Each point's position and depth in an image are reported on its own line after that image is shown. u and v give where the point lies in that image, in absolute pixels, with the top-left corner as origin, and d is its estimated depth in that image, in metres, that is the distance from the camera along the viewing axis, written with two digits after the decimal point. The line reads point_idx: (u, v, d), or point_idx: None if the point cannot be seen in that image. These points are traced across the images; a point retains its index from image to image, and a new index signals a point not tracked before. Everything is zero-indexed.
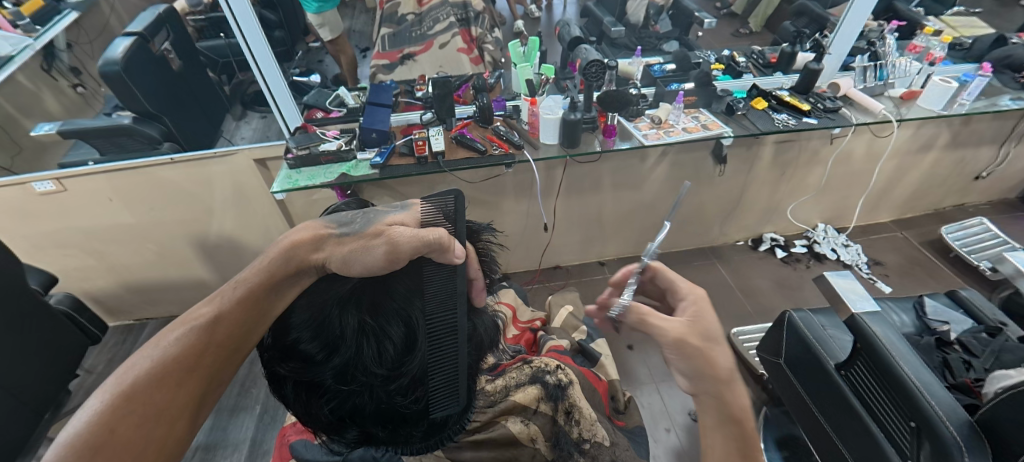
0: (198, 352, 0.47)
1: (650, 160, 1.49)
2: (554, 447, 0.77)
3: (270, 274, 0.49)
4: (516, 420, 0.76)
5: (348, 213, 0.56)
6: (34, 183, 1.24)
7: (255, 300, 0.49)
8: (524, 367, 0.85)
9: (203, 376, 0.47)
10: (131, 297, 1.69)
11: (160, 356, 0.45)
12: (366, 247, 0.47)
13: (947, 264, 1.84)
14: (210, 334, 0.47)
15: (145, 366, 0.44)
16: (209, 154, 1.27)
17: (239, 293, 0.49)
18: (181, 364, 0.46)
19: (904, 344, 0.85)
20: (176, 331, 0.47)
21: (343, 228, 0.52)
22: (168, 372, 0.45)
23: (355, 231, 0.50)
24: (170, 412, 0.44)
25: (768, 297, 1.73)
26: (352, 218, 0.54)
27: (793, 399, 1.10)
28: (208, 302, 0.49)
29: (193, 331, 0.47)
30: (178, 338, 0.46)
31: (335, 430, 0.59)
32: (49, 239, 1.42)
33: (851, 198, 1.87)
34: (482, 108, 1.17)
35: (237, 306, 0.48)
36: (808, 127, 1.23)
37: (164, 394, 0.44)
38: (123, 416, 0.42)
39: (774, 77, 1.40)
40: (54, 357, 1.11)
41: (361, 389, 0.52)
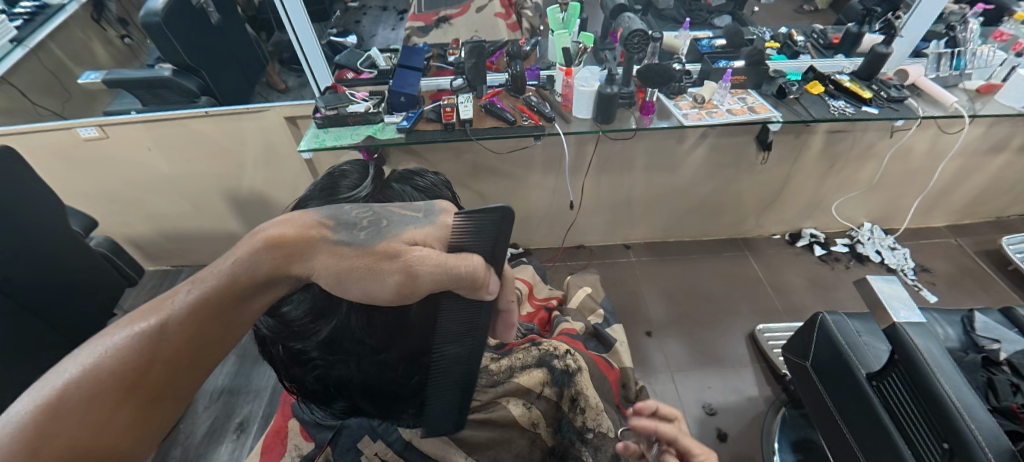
0: (142, 362, 0.43)
1: (688, 142, 1.42)
2: (555, 433, 0.78)
3: (235, 281, 0.45)
4: (519, 403, 0.78)
5: (349, 206, 0.48)
6: (78, 129, 1.29)
7: (212, 308, 0.45)
8: (533, 350, 0.87)
9: (148, 386, 0.44)
10: (167, 244, 1.77)
11: (91, 365, 0.42)
12: (376, 273, 0.44)
13: (1004, 278, 1.70)
14: (159, 344, 0.44)
15: (75, 375, 0.41)
16: (242, 109, 1.28)
17: (192, 298, 0.45)
18: (126, 371, 0.43)
19: (946, 359, 0.78)
20: (118, 335, 0.43)
21: (343, 231, 0.46)
22: (102, 386, 0.42)
23: (360, 244, 0.45)
24: (101, 431, 0.42)
25: (800, 295, 1.65)
26: (359, 217, 0.47)
27: (814, 404, 1.05)
28: (158, 304, 0.45)
29: (137, 337, 0.43)
30: (119, 345, 0.43)
31: (323, 399, 0.61)
32: (93, 184, 1.49)
33: (904, 198, 1.73)
34: (515, 76, 1.12)
35: (190, 312, 0.44)
36: (866, 117, 1.12)
37: (95, 408, 0.41)
38: (56, 422, 0.40)
39: (835, 60, 1.28)
40: (93, 296, 1.18)
41: (349, 361, 0.54)
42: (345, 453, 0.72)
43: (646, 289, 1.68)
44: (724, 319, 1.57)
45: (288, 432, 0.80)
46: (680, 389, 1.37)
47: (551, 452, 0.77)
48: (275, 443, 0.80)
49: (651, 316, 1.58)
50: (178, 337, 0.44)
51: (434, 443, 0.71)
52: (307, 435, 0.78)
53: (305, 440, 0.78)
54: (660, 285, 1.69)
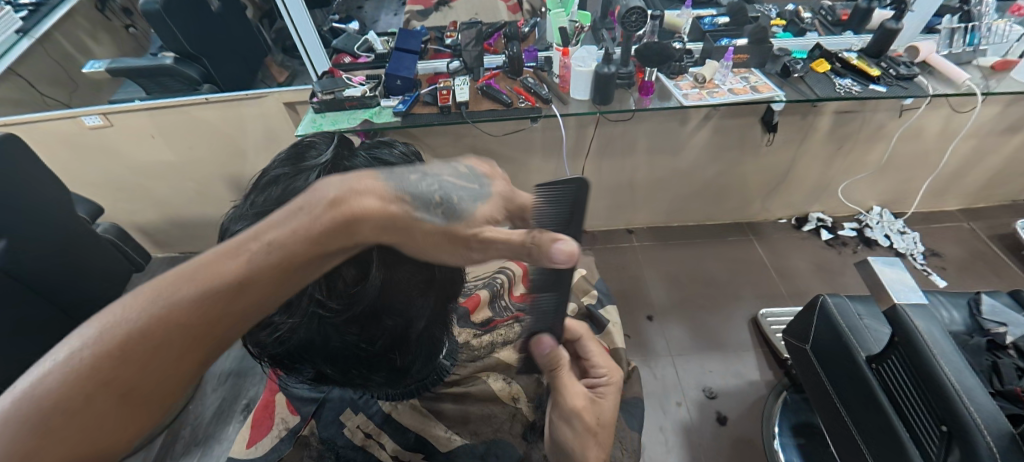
0: (200, 337, 0.38)
1: (691, 124, 1.39)
2: (537, 409, 0.78)
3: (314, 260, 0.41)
4: (499, 379, 0.81)
5: (414, 177, 0.44)
6: (83, 117, 1.31)
7: (289, 279, 0.40)
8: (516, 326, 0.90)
9: (199, 358, 0.40)
10: (175, 231, 1.80)
11: (153, 326, 0.37)
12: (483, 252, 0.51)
13: (1017, 262, 1.65)
14: (221, 321, 0.39)
15: (134, 328, 0.36)
16: (241, 95, 1.29)
17: (269, 262, 0.39)
18: (180, 343, 0.38)
19: (947, 341, 0.74)
20: (188, 289, 0.37)
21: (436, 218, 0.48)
22: (158, 354, 0.37)
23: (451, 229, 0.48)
24: (144, 391, 0.38)
25: (806, 279, 1.63)
26: (430, 192, 0.43)
27: (813, 387, 1.03)
28: (222, 259, 0.38)
29: (203, 311, 0.38)
30: (186, 299, 0.37)
31: (289, 364, 0.62)
32: (100, 171, 1.51)
33: (915, 181, 1.69)
34: (511, 58, 1.11)
35: (267, 287, 0.39)
36: (873, 96, 1.08)
37: (138, 365, 0.37)
38: (102, 384, 0.36)
39: (844, 37, 1.24)
40: (101, 282, 1.20)
41: (306, 323, 0.53)
42: (329, 425, 0.74)
43: (648, 274, 1.67)
44: (726, 304, 1.56)
45: (275, 405, 0.81)
46: (680, 373, 1.37)
47: (533, 428, 0.76)
48: (264, 417, 0.81)
49: (653, 300, 1.58)
50: (234, 308, 0.39)
51: (412, 415, 0.75)
52: (292, 408, 0.79)
53: (292, 413, 0.79)
54: (663, 269, 1.68)
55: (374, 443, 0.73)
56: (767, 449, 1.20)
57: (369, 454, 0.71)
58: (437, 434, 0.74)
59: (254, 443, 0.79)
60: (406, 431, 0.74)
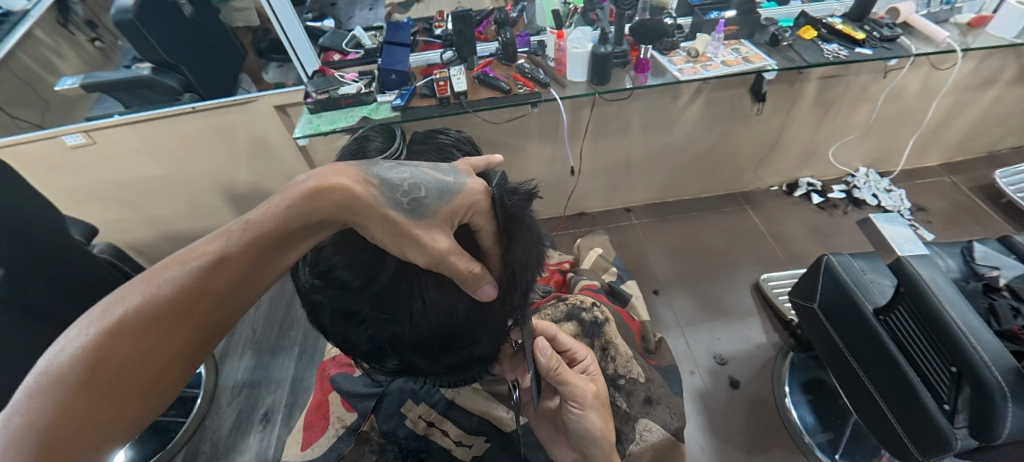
0: (195, 294, 0.42)
1: (683, 98, 1.41)
2: None
3: (289, 221, 0.44)
4: None
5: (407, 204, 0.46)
6: (64, 136, 1.26)
7: (268, 246, 0.44)
8: (560, 305, 0.92)
9: (192, 325, 0.43)
10: (168, 246, 1.76)
11: (151, 296, 0.41)
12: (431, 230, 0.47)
13: (998, 211, 1.72)
14: (213, 275, 0.43)
15: (132, 308, 0.40)
16: (228, 102, 1.26)
17: (246, 241, 0.44)
18: (174, 305, 0.41)
19: (950, 287, 0.78)
20: (174, 269, 0.42)
21: (387, 192, 0.46)
22: (166, 314, 0.41)
23: (404, 211, 0.45)
24: (143, 371, 0.40)
25: (800, 243, 1.68)
26: (400, 179, 0.47)
27: (823, 343, 1.07)
28: (207, 242, 0.44)
29: (192, 271, 0.42)
30: (175, 280, 0.41)
31: (376, 358, 0.62)
32: (87, 192, 1.47)
33: (898, 139, 1.75)
34: (504, 44, 1.11)
35: (245, 249, 0.44)
36: (860, 59, 1.10)
37: (148, 338, 0.40)
38: (107, 354, 0.38)
39: (826, 3, 1.27)
40: None
41: (399, 316, 0.54)
42: (389, 418, 0.76)
43: (650, 251, 1.70)
44: (727, 272, 1.61)
45: (329, 406, 0.84)
46: (691, 343, 1.41)
47: None
48: (318, 418, 0.84)
49: (657, 275, 1.61)
50: (228, 275, 0.43)
51: (476, 396, 0.80)
52: (349, 406, 0.82)
53: (348, 410, 0.82)
54: (664, 245, 1.71)
55: (437, 430, 0.76)
56: (779, 407, 1.25)
57: (432, 442, 0.75)
58: (499, 415, 0.78)
59: (309, 445, 0.80)
60: (470, 414, 0.78)
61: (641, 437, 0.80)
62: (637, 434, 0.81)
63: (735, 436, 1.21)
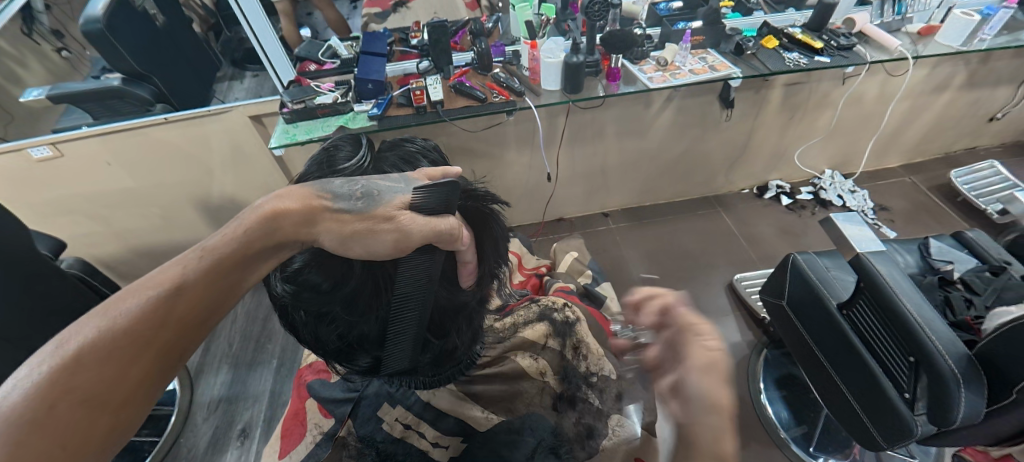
0: (160, 320, 0.44)
1: (655, 106, 1.45)
2: (564, 380, 0.85)
3: (246, 246, 0.48)
4: (526, 356, 0.84)
5: (359, 202, 0.53)
6: (30, 149, 1.22)
7: (223, 273, 0.48)
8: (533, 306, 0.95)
9: (155, 352, 0.44)
10: (140, 260, 1.72)
11: (110, 327, 0.42)
12: (372, 233, 0.51)
13: (955, 208, 1.82)
14: (174, 303, 0.45)
15: (89, 340, 0.40)
16: (201, 112, 1.24)
17: (204, 267, 0.47)
18: (136, 334, 0.43)
19: (906, 281, 0.83)
20: (132, 301, 0.43)
21: (341, 201, 0.53)
22: (126, 344, 0.42)
23: (359, 211, 0.52)
24: (102, 404, 0.40)
25: (771, 243, 1.74)
26: (353, 189, 0.54)
27: (794, 339, 1.10)
28: (164, 271, 0.46)
29: (152, 299, 0.44)
30: (133, 310, 0.43)
31: (347, 358, 0.66)
32: (53, 207, 1.42)
33: (860, 142, 1.83)
34: (480, 54, 1.13)
35: (204, 276, 0.47)
36: (819, 67, 1.16)
37: (110, 369, 0.41)
38: (65, 389, 0.38)
39: (787, 14, 1.33)
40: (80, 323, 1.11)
41: (367, 316, 0.60)
42: (367, 422, 0.76)
43: (627, 254, 1.73)
44: (702, 273, 1.65)
45: (306, 413, 0.84)
46: None
47: (560, 398, 0.83)
48: (296, 427, 0.83)
49: (635, 278, 1.64)
50: (188, 300, 0.46)
51: (449, 398, 0.78)
52: (326, 412, 0.81)
53: (326, 416, 0.81)
54: (641, 248, 1.75)
55: (414, 432, 0.76)
56: (755, 404, 1.28)
57: (409, 444, 0.75)
58: (474, 415, 0.78)
59: (286, 453, 0.80)
60: (445, 415, 0.77)
61: (614, 433, 0.82)
62: (609, 430, 0.83)
63: None
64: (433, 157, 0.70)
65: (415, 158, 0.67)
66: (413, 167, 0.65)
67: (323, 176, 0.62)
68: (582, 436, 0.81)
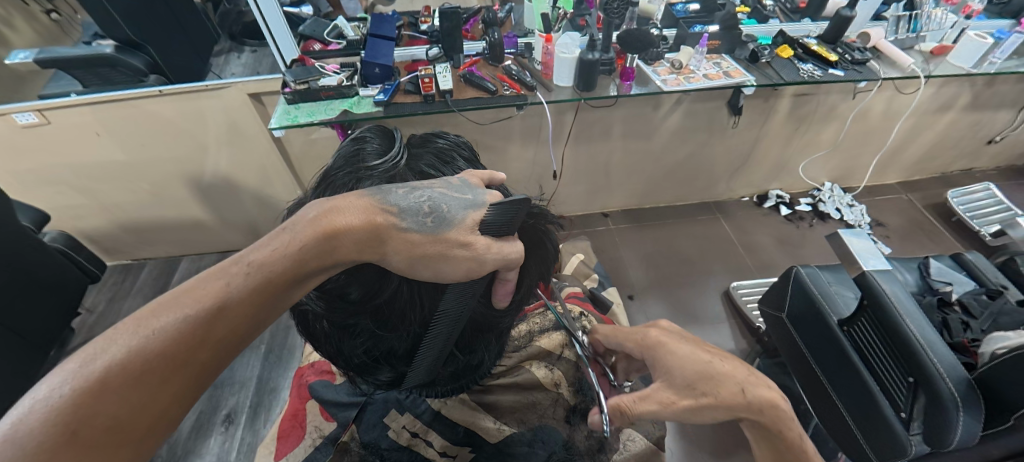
0: (198, 340, 0.37)
1: (664, 108, 1.43)
2: (578, 392, 0.82)
3: (299, 261, 0.43)
4: (541, 366, 0.83)
5: (429, 219, 0.48)
6: (14, 114, 1.16)
7: (274, 289, 0.42)
8: (548, 314, 0.96)
9: (190, 375, 0.37)
10: (127, 237, 1.67)
11: (145, 346, 0.34)
12: (445, 257, 0.49)
13: (949, 228, 1.84)
14: (217, 321, 0.38)
15: (121, 358, 0.33)
16: (198, 86, 1.19)
17: (250, 286, 0.40)
18: (172, 355, 0.36)
19: (911, 302, 0.82)
20: (171, 316, 0.36)
21: (408, 217, 0.48)
22: (162, 367, 0.35)
23: (430, 232, 0.48)
24: (125, 435, 0.34)
25: (769, 252, 1.74)
26: (419, 202, 0.49)
27: (790, 350, 1.10)
28: (207, 285, 0.38)
29: (193, 316, 0.37)
30: (171, 327, 0.36)
31: (368, 372, 0.67)
32: (38, 176, 1.37)
33: (862, 157, 1.84)
34: (492, 45, 1.10)
35: (251, 293, 0.40)
36: (832, 80, 1.15)
37: (142, 394, 0.34)
38: (90, 416, 0.32)
39: (802, 24, 1.31)
40: (63, 300, 1.07)
41: (399, 333, 0.60)
42: (372, 428, 0.75)
43: (626, 255, 1.73)
44: (700, 279, 1.65)
45: (306, 414, 0.83)
46: None
47: (574, 411, 0.80)
48: (294, 427, 0.82)
49: (632, 280, 1.64)
50: (233, 319, 0.39)
51: (461, 408, 0.78)
52: (327, 415, 0.81)
53: (327, 419, 0.81)
54: (640, 250, 1.74)
55: (421, 441, 0.74)
56: None
57: (416, 452, 0.73)
58: (485, 426, 0.76)
59: (284, 455, 0.78)
60: (454, 425, 0.76)
61: (624, 447, 0.82)
62: (621, 444, 0.82)
63: (704, 439, 1.25)
64: (465, 155, 0.68)
65: (450, 156, 0.64)
66: (450, 165, 0.62)
67: (354, 173, 0.57)
68: (593, 449, 0.77)
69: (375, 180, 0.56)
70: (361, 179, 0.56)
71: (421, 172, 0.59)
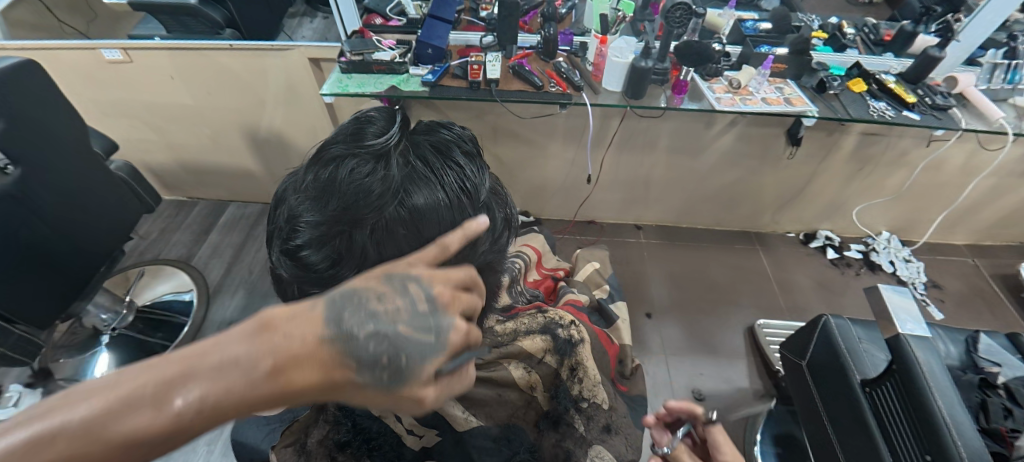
0: (131, 448, 0.35)
1: (717, 127, 1.38)
2: (553, 398, 0.82)
3: (264, 388, 0.37)
4: (520, 366, 0.81)
5: (381, 372, 0.40)
6: (103, 50, 1.27)
7: (230, 411, 0.37)
8: (538, 317, 0.90)
9: None
10: (185, 175, 1.80)
11: (85, 437, 0.34)
12: (395, 407, 0.42)
13: (1016, 304, 1.67)
14: (157, 434, 0.36)
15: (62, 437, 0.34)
16: (266, 46, 1.26)
17: (207, 405, 0.36)
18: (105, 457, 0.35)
19: (945, 375, 0.76)
20: (117, 408, 0.35)
21: (363, 370, 0.40)
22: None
23: (382, 388, 0.40)
24: None
25: (805, 295, 1.65)
26: (377, 352, 0.39)
27: (804, 402, 1.05)
28: (161, 365, 0.37)
29: (138, 428, 0.35)
30: (110, 425, 0.35)
31: None
32: (117, 108, 1.50)
33: (927, 211, 1.69)
34: (547, 40, 1.08)
35: (206, 412, 0.36)
36: (905, 123, 1.06)
37: None
38: None
39: (884, 58, 1.20)
40: (118, 223, 1.16)
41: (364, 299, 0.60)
42: None
43: (652, 272, 1.69)
44: (724, 310, 1.59)
45: None
46: (672, 375, 1.41)
47: (546, 416, 0.82)
48: None
49: (653, 299, 1.60)
50: (178, 433, 0.36)
51: None
52: None
53: None
54: (667, 269, 1.70)
55: (391, 416, 0.73)
56: None
57: (386, 425, 0.74)
58: (454, 414, 0.75)
59: None
60: None
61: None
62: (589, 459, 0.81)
63: None
64: (468, 148, 0.63)
65: (447, 147, 0.60)
66: (444, 158, 0.59)
67: (347, 149, 0.57)
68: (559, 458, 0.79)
69: (362, 158, 0.56)
70: (349, 156, 0.56)
71: (410, 161, 0.57)
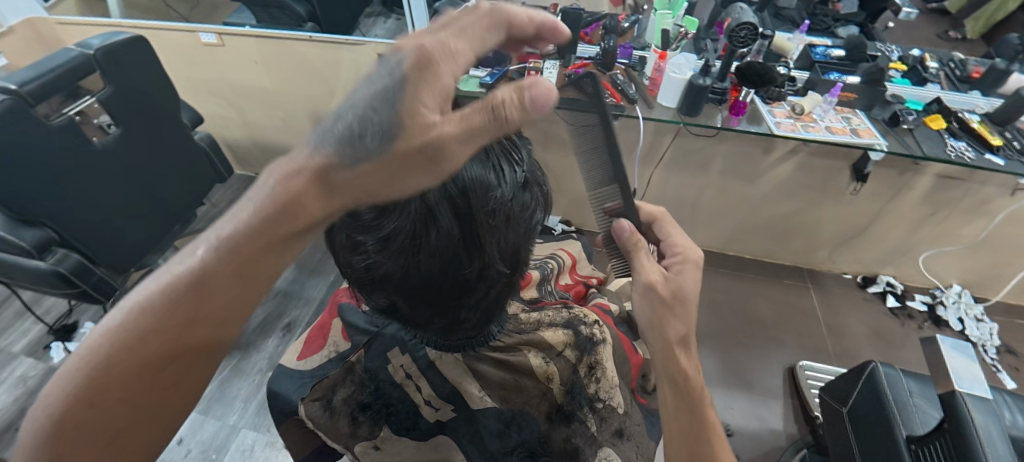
0: (182, 323, 0.40)
1: (776, 155, 1.33)
2: (568, 393, 0.77)
3: (266, 230, 0.41)
4: (538, 355, 0.76)
5: (358, 123, 0.37)
6: (201, 33, 1.43)
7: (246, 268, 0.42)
8: (563, 312, 0.86)
9: (188, 349, 0.42)
10: (256, 152, 1.95)
11: (125, 331, 0.39)
12: (415, 166, 0.38)
13: None
14: (195, 301, 0.40)
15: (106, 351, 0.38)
16: (342, 40, 1.36)
17: (222, 266, 0.41)
18: (159, 339, 0.40)
19: (1005, 444, 0.69)
20: (154, 300, 0.40)
21: (347, 149, 0.37)
22: (158, 345, 0.40)
23: (378, 153, 0.37)
24: (145, 401, 0.41)
25: (857, 342, 1.54)
26: (346, 118, 0.37)
27: (840, 452, 0.99)
28: (187, 256, 0.41)
29: (163, 300, 0.39)
30: (143, 314, 0.39)
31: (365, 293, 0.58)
32: (206, 86, 1.66)
33: (1008, 268, 1.54)
34: (606, 51, 1.11)
35: (228, 269, 0.41)
36: (986, 167, 0.98)
37: (146, 370, 0.40)
38: (107, 385, 0.39)
39: (969, 96, 1.12)
40: (193, 187, 1.29)
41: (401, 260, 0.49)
42: (376, 357, 0.76)
43: None
44: (764, 346, 1.52)
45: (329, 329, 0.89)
46: None
47: (558, 410, 0.76)
48: (317, 336, 0.89)
49: None
50: (209, 298, 0.41)
51: (453, 366, 0.74)
52: (345, 335, 0.86)
53: (344, 339, 0.86)
54: (707, 296, 1.65)
55: (412, 384, 0.75)
56: None
57: (405, 392, 0.75)
58: (470, 392, 0.74)
59: (303, 357, 0.87)
60: (444, 381, 0.75)
61: None
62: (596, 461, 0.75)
63: None
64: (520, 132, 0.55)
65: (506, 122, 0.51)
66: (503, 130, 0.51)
67: None
68: (566, 455, 0.75)
69: None
70: None
71: None
